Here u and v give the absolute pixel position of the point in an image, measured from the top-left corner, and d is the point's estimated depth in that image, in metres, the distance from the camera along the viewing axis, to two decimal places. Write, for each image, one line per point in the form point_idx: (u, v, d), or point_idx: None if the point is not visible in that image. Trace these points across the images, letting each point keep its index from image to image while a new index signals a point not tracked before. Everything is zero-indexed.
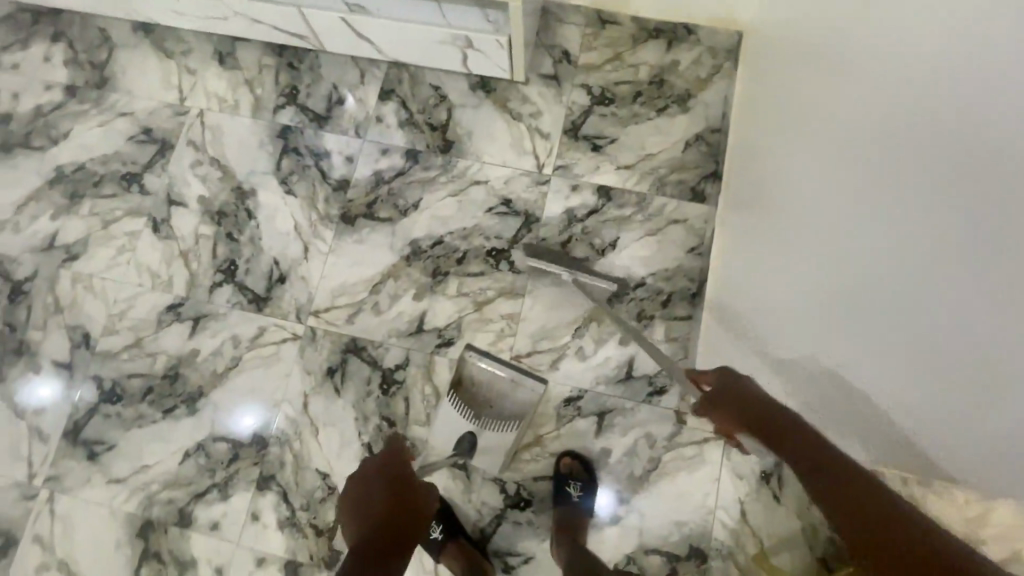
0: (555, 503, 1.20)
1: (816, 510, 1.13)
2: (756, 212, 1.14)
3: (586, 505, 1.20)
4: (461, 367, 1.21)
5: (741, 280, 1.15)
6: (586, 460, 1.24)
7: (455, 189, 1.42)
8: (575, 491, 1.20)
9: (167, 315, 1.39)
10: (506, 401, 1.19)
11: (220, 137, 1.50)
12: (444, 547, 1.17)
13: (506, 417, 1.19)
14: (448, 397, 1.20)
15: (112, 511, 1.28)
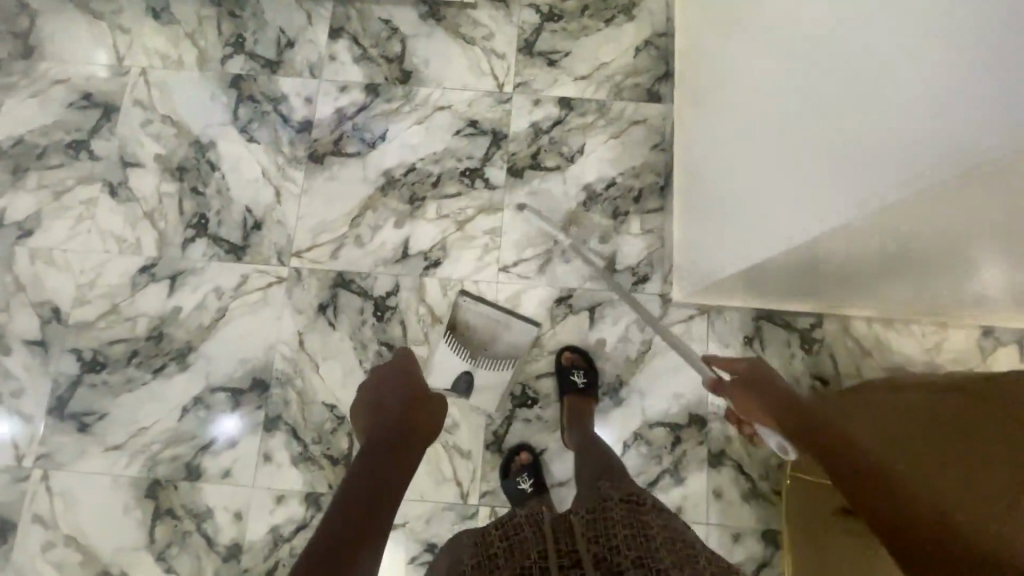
0: (562, 393, 1.25)
1: (796, 363, 1.30)
2: (721, 121, 1.14)
3: (591, 389, 1.25)
4: (453, 312, 1.32)
5: (707, 185, 1.19)
6: (586, 351, 1.30)
7: (419, 116, 1.43)
8: (579, 378, 1.26)
9: (141, 277, 1.34)
10: (496, 343, 1.31)
11: (168, 94, 1.45)
12: (529, 500, 1.19)
13: (501, 357, 1.30)
14: (444, 337, 1.28)
15: (115, 478, 1.25)
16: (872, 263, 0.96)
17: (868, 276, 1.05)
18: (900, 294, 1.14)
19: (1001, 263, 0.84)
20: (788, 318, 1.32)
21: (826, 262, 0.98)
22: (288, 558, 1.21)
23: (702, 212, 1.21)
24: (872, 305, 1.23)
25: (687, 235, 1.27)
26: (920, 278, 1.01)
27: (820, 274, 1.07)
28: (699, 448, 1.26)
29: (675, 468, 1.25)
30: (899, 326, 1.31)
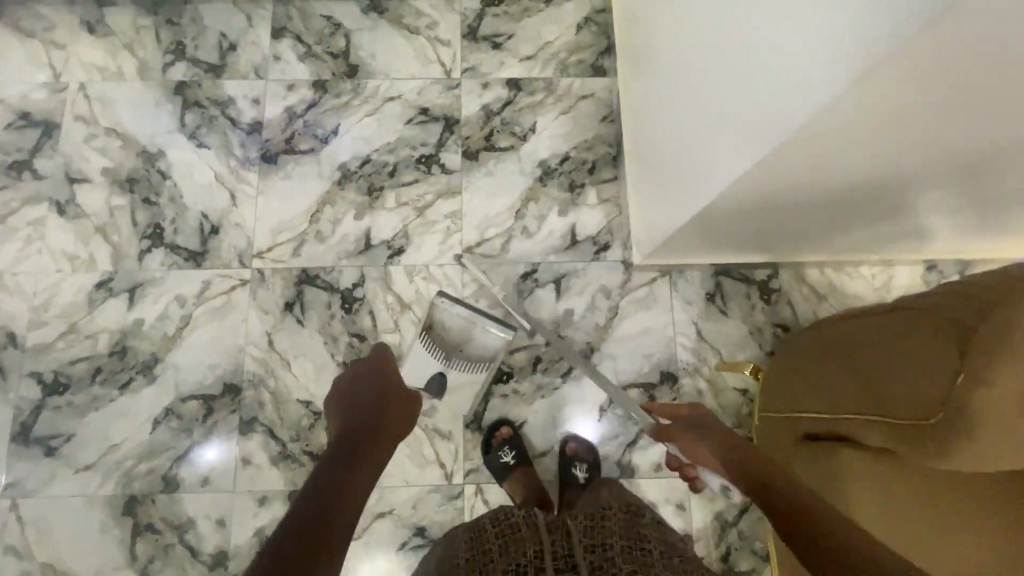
0: (562, 485, 1.22)
1: (757, 314, 1.35)
2: (666, 82, 1.13)
3: (590, 484, 1.22)
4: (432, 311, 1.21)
5: (662, 147, 1.18)
6: (591, 444, 1.26)
7: (370, 109, 1.44)
8: (581, 473, 1.22)
9: (99, 293, 1.32)
10: (474, 345, 1.19)
11: (110, 107, 1.42)
12: (511, 471, 1.21)
13: (476, 359, 1.20)
14: (420, 339, 1.19)
15: (89, 499, 1.22)
16: (820, 193, 0.97)
17: (819, 211, 1.07)
18: (854, 226, 1.16)
19: (977, 155, 0.83)
20: (746, 272, 1.37)
21: (776, 202, 1.00)
22: None
23: (661, 174, 1.19)
24: (831, 242, 1.25)
25: (647, 203, 1.26)
26: (868, 204, 1.03)
27: (775, 216, 1.08)
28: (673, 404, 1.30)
29: None
30: (849, 269, 1.37)
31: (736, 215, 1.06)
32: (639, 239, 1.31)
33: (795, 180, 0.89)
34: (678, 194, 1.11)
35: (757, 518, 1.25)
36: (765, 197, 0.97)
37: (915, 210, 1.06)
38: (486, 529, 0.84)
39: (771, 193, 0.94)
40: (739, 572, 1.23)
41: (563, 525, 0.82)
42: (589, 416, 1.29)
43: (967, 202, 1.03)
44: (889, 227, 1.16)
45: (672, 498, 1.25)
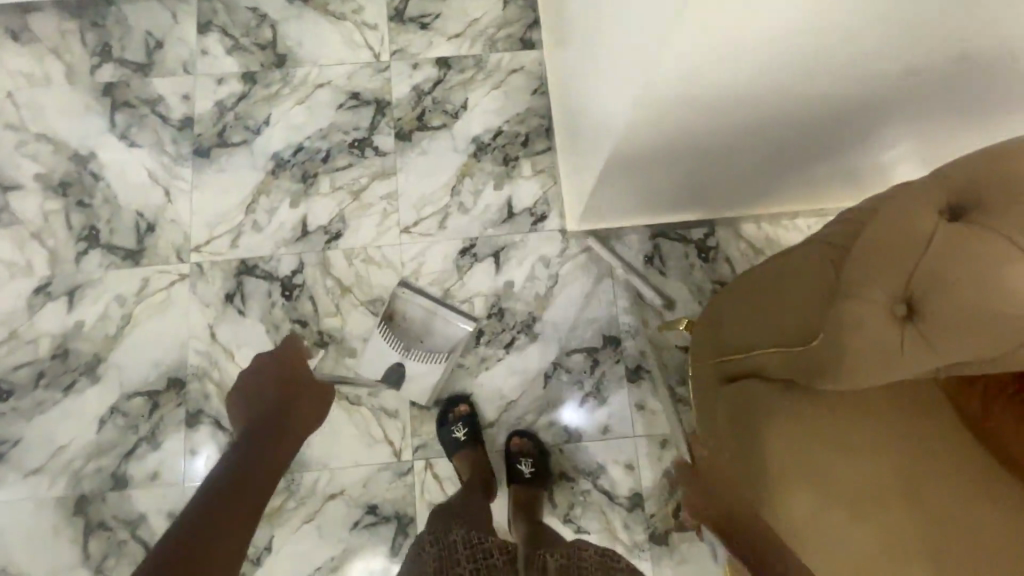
0: (509, 480, 1.22)
1: (695, 273, 1.36)
2: (583, 46, 1.18)
3: (538, 480, 1.22)
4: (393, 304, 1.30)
5: (583, 110, 1.22)
6: (537, 438, 1.26)
7: (301, 96, 1.44)
8: (526, 468, 1.21)
9: (37, 298, 1.32)
10: (435, 336, 1.28)
11: (39, 112, 1.42)
12: (461, 448, 1.22)
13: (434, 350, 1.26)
14: (380, 328, 1.25)
15: (39, 502, 1.22)
16: (726, 132, 1.02)
17: (733, 154, 1.10)
18: (775, 169, 1.19)
19: (860, 67, 0.86)
20: (682, 232, 1.38)
21: (688, 143, 1.04)
22: None
23: (584, 136, 1.22)
24: (759, 190, 1.27)
25: (575, 169, 1.29)
26: (778, 141, 1.07)
27: (693, 161, 1.11)
28: (616, 367, 1.31)
29: (597, 389, 1.30)
30: (785, 222, 1.39)
31: (653, 159, 1.08)
32: (571, 208, 1.33)
33: (696, 113, 0.93)
34: (598, 147, 1.13)
35: None
36: (676, 136, 1.00)
37: (824, 144, 1.11)
38: (455, 549, 0.96)
39: (681, 129, 0.98)
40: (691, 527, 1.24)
41: (542, 559, 0.98)
42: (534, 384, 1.30)
43: (878, 126, 1.06)
44: (807, 167, 1.20)
45: (620, 459, 1.26)
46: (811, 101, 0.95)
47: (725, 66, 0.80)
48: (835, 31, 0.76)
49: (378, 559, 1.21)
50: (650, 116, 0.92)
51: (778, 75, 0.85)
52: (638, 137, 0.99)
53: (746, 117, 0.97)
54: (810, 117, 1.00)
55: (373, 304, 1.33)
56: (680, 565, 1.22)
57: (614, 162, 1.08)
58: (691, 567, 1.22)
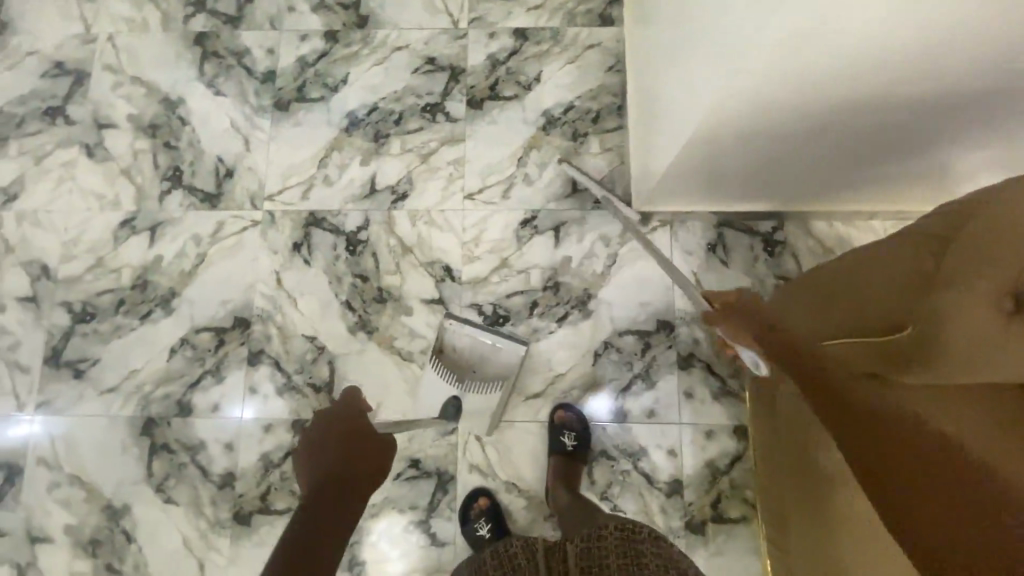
0: (551, 452, 1.23)
1: (758, 265, 1.33)
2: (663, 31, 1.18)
3: (580, 454, 1.23)
4: (442, 335, 1.29)
5: (656, 96, 1.22)
6: (581, 412, 1.27)
7: (379, 58, 1.47)
8: (569, 441, 1.23)
9: (123, 231, 1.40)
10: (488, 365, 1.26)
11: (135, 57, 1.49)
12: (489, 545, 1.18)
13: (490, 378, 1.26)
14: (431, 364, 1.27)
15: (112, 419, 1.31)
16: (805, 131, 1.01)
17: (813, 149, 1.07)
18: (854, 166, 1.15)
19: (965, 63, 0.82)
20: (749, 224, 1.35)
21: (768, 134, 1.02)
22: (279, 481, 1.27)
23: (654, 122, 1.22)
24: (832, 187, 1.23)
25: (642, 152, 1.28)
26: (863, 138, 1.03)
27: (767, 156, 1.10)
28: (668, 352, 1.29)
29: (646, 373, 1.29)
30: (859, 223, 1.33)
31: (723, 152, 1.09)
32: (633, 191, 1.33)
33: (773, 109, 0.93)
34: (667, 133, 1.14)
35: (749, 468, 1.24)
36: (759, 125, 0.99)
37: (913, 142, 1.05)
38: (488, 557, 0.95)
39: (761, 121, 0.97)
40: (731, 520, 1.22)
41: (561, 548, 0.96)
42: (583, 360, 1.30)
43: (974, 130, 0.99)
44: (891, 166, 1.14)
45: (663, 444, 1.25)
46: (912, 94, 0.90)
47: (827, 49, 0.77)
48: (929, 24, 0.74)
49: (416, 512, 1.25)
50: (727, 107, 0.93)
51: (865, 74, 0.84)
52: (716, 124, 0.99)
53: (833, 111, 0.94)
54: (901, 114, 0.96)
55: (432, 267, 1.35)
56: (714, 557, 1.21)
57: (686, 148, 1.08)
58: (726, 559, 1.21)
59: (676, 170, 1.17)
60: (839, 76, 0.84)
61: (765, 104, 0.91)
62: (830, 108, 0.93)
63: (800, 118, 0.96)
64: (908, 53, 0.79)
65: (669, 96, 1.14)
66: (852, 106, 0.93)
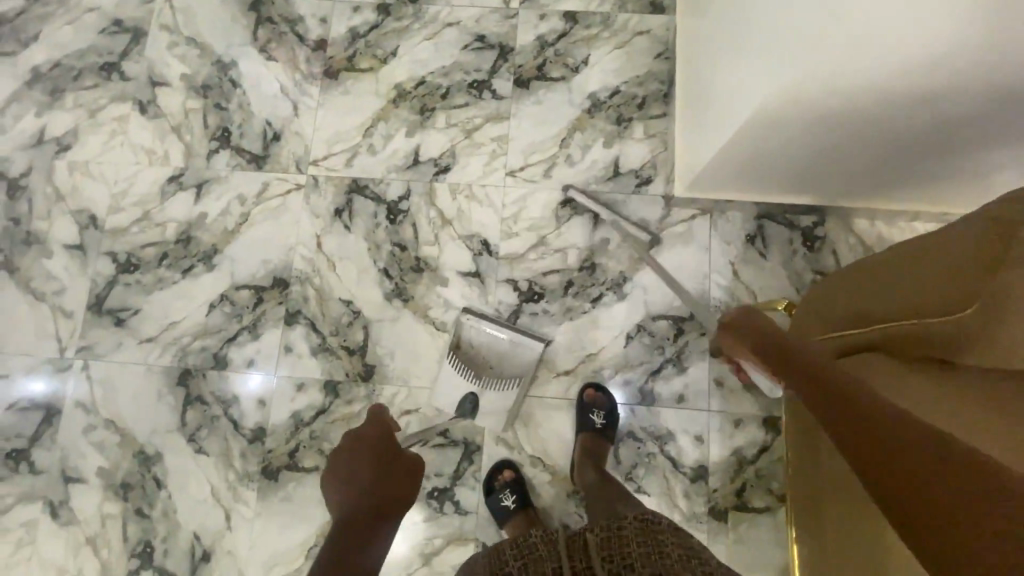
0: (579, 429, 1.24)
1: (797, 259, 1.32)
2: (716, 22, 1.19)
3: (608, 432, 1.23)
4: (458, 331, 1.30)
5: (704, 85, 1.23)
6: (610, 392, 1.27)
7: (429, 33, 1.49)
8: (598, 419, 1.23)
9: (170, 186, 1.43)
10: (506, 363, 1.27)
11: (192, 19, 1.52)
12: (512, 515, 1.20)
13: (506, 377, 1.26)
14: (449, 359, 1.26)
15: (150, 368, 1.34)
16: (847, 135, 1.02)
17: (864, 145, 1.05)
18: (915, 159, 1.11)
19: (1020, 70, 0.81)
20: (790, 218, 1.34)
21: (812, 133, 1.03)
22: (308, 439, 1.29)
23: (700, 112, 1.24)
24: (897, 176, 1.18)
25: (687, 140, 1.30)
26: (924, 127, 0.98)
27: (807, 157, 1.12)
28: (701, 339, 1.30)
29: (678, 358, 1.29)
30: (902, 223, 1.32)
31: (761, 151, 1.12)
32: (679, 176, 1.33)
33: (812, 113, 0.97)
34: (711, 127, 1.17)
35: (776, 459, 1.24)
36: (797, 128, 1.02)
37: (979, 135, 0.99)
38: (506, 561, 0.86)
39: (801, 126, 1.01)
40: (755, 509, 1.22)
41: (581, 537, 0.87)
42: (616, 342, 1.30)
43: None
44: (953, 160, 1.09)
45: (691, 429, 1.26)
46: (978, 81, 0.84)
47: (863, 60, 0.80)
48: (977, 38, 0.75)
49: (441, 478, 1.26)
50: (766, 112, 0.98)
51: (909, 83, 0.85)
52: (754, 126, 1.03)
53: (879, 109, 0.93)
54: (951, 118, 0.95)
55: (470, 240, 1.37)
56: (735, 545, 1.21)
57: (728, 147, 1.11)
58: (747, 548, 1.21)
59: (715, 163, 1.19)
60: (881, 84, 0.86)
61: (805, 109, 0.96)
62: (877, 106, 0.92)
63: (840, 125, 0.99)
64: (955, 63, 0.80)
65: (715, 92, 1.17)
66: (898, 110, 0.93)
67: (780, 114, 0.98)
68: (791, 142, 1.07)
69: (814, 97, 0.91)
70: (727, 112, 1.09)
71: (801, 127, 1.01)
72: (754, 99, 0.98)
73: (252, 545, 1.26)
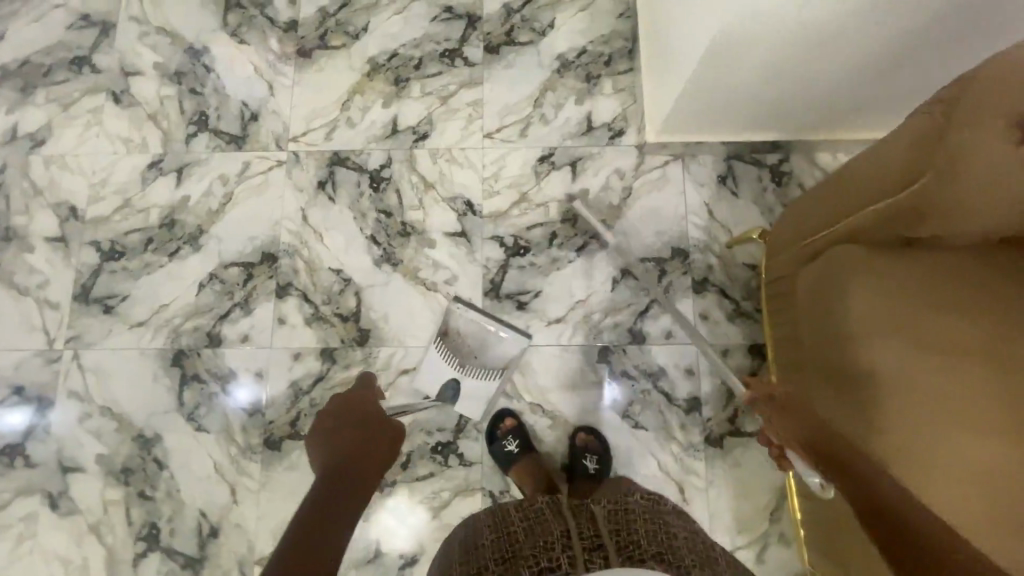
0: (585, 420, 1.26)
1: (767, 195, 1.39)
2: None
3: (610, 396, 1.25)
4: (446, 319, 1.32)
5: (663, 38, 1.29)
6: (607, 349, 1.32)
7: (398, 8, 1.52)
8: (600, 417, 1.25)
9: (150, 172, 1.44)
10: (488, 353, 1.27)
11: (160, 9, 1.53)
12: (516, 459, 1.22)
13: (488, 368, 1.27)
14: (434, 346, 1.29)
15: (142, 352, 1.34)
16: (793, 73, 1.09)
17: (812, 80, 1.12)
18: (864, 88, 1.16)
19: None
20: (758, 157, 1.41)
21: (760, 75, 1.10)
22: (309, 408, 1.30)
23: (661, 64, 1.30)
24: (850, 108, 1.24)
25: (653, 92, 1.36)
26: (865, 56, 1.05)
27: (762, 97, 1.19)
28: (683, 278, 1.35)
29: (663, 297, 1.34)
30: None
31: (717, 95, 1.19)
32: (650, 125, 1.38)
33: (757, 56, 1.04)
34: (671, 77, 1.24)
35: None
36: (746, 71, 1.09)
37: (917, 52, 1.04)
38: (510, 521, 0.88)
39: (749, 68, 1.08)
40: (747, 433, 1.27)
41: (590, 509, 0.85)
42: (603, 287, 1.35)
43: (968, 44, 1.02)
44: (900, 84, 1.14)
45: (681, 363, 1.30)
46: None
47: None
48: None
49: (444, 433, 1.29)
50: (713, 57, 1.05)
51: (837, 13, 0.92)
52: (705, 71, 1.10)
53: (825, 34, 0.97)
54: (887, 41, 1.01)
55: (454, 202, 1.40)
56: (732, 469, 1.26)
57: (688, 88, 1.17)
58: (743, 471, 1.26)
59: (678, 111, 1.26)
60: (813, 17, 0.93)
61: (749, 53, 1.03)
62: (812, 41, 0.99)
63: (784, 64, 1.06)
64: None
65: (671, 44, 1.23)
66: (835, 42, 1.00)
67: (728, 58, 1.05)
68: (743, 86, 1.14)
69: (754, 39, 0.99)
70: (682, 62, 1.16)
71: (749, 70, 1.08)
72: (704, 39, 1.03)
73: (260, 516, 1.26)
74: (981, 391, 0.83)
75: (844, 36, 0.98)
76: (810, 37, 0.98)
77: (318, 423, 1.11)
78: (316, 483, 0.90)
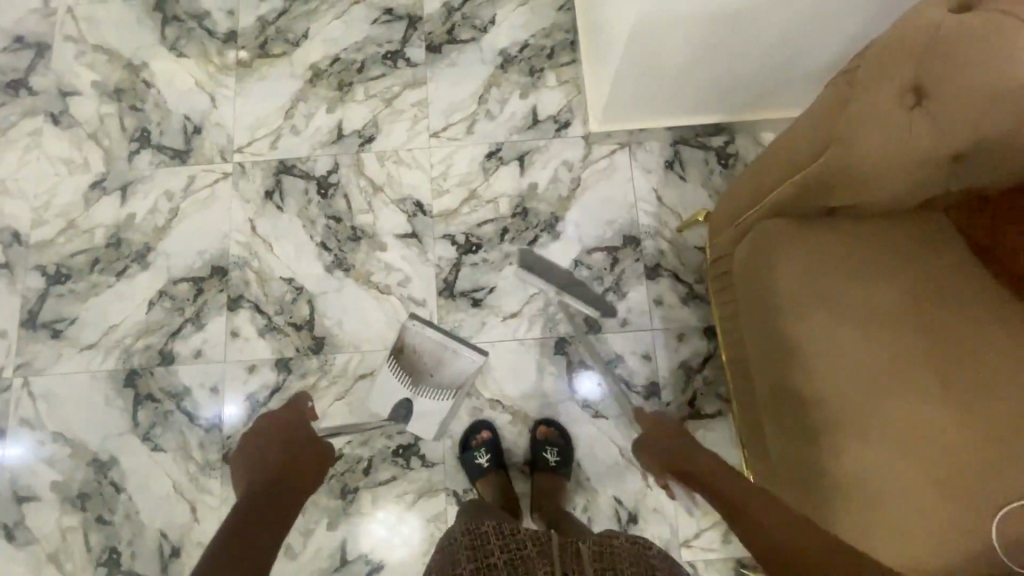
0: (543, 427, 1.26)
1: (714, 177, 1.40)
2: None
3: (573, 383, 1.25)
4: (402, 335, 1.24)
5: (595, 26, 1.29)
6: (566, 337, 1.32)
7: (337, 13, 1.51)
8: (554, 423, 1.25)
9: (93, 192, 1.41)
10: (444, 372, 1.23)
11: (96, 27, 1.51)
12: (485, 471, 1.23)
13: (442, 388, 1.22)
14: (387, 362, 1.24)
15: (94, 375, 1.31)
16: (718, 52, 1.10)
17: (739, 59, 1.13)
18: (792, 63, 1.17)
19: None
20: (703, 140, 1.41)
21: (686, 57, 1.11)
22: None
23: (595, 53, 1.31)
24: (783, 84, 1.25)
25: (591, 81, 1.36)
26: (785, 30, 1.05)
27: (694, 79, 1.19)
28: (636, 264, 1.35)
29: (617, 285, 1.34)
30: None
31: (650, 80, 1.19)
32: (592, 113, 1.38)
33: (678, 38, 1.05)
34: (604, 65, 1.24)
35: (721, 365, 1.30)
36: (671, 54, 1.09)
37: (835, 23, 1.05)
38: (488, 540, 0.84)
39: (673, 51, 1.08)
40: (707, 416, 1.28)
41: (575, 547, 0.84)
42: None
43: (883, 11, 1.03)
44: (826, 56, 1.15)
45: (638, 350, 1.31)
46: None
47: None
48: None
49: (404, 435, 1.28)
50: (636, 42, 1.06)
51: None
52: (632, 57, 1.10)
53: (739, 10, 0.99)
54: (803, 14, 1.02)
55: (403, 203, 1.39)
56: None
57: (620, 74, 1.16)
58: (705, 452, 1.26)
59: (615, 98, 1.26)
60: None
61: (669, 35, 1.04)
62: (728, 18, 1.00)
63: (707, 44, 1.07)
64: None
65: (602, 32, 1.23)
66: (752, 19, 1.01)
67: (651, 43, 1.06)
68: (672, 69, 1.15)
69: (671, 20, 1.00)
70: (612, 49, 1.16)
71: (673, 52, 1.09)
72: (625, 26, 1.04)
73: None
74: (911, 358, 0.86)
75: (759, 12, 0.99)
76: (726, 15, 0.99)
77: (244, 442, 1.08)
78: (238, 504, 0.87)
